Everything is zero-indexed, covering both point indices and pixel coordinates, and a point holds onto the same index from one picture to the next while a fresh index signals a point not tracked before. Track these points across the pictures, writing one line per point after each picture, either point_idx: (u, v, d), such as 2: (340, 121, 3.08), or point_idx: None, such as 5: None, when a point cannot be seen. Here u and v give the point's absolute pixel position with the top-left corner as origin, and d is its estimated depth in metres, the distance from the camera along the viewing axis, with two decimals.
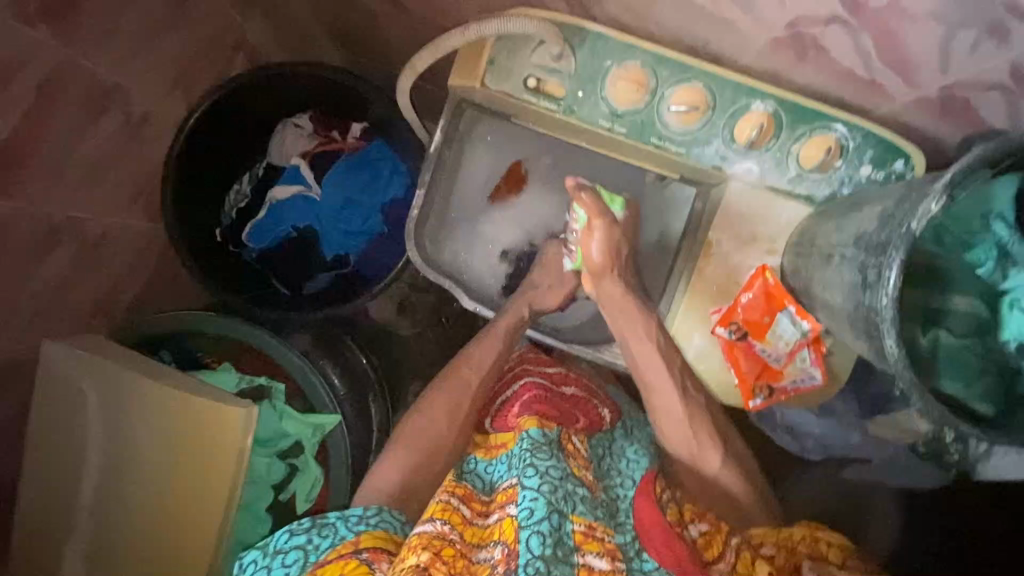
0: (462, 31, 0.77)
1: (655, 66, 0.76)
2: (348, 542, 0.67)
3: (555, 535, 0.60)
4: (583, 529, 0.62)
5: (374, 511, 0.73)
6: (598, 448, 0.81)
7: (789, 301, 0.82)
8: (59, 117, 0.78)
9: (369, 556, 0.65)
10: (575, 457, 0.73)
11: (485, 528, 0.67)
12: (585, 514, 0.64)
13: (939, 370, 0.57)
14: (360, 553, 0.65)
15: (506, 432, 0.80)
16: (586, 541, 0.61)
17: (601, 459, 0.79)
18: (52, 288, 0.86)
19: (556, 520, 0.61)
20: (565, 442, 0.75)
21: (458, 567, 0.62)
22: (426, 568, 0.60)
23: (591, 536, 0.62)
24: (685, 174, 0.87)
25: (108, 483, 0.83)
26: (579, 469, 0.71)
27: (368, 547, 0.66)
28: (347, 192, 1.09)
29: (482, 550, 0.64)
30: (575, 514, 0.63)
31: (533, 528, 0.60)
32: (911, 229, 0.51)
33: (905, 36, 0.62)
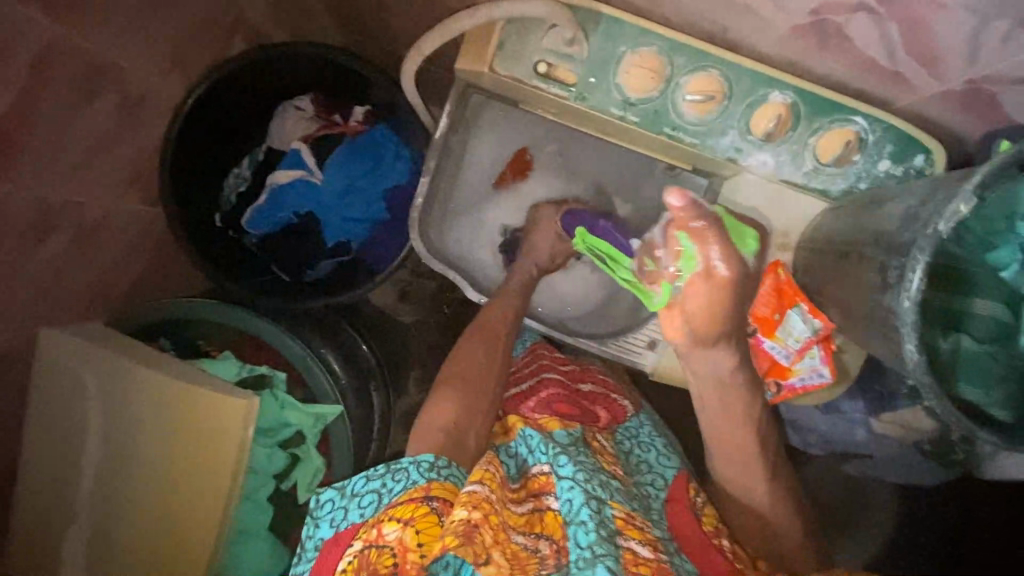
0: (472, 13, 0.74)
1: (671, 53, 0.74)
2: (419, 486, 0.64)
3: (598, 518, 0.61)
4: (623, 515, 0.64)
5: (445, 461, 0.68)
6: (623, 442, 0.82)
7: (801, 299, 0.80)
8: (54, 98, 0.75)
9: (439, 505, 0.62)
10: (603, 454, 0.74)
11: (522, 514, 0.65)
12: (622, 502, 0.65)
13: (961, 375, 0.56)
14: (430, 501, 0.62)
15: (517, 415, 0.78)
16: (629, 528, 0.63)
17: (629, 453, 0.81)
18: (48, 274, 0.84)
19: (596, 506, 0.62)
20: (590, 441, 0.75)
21: (501, 536, 0.59)
22: (477, 526, 0.57)
23: (632, 523, 0.64)
24: (697, 166, 0.84)
25: (107, 472, 0.82)
26: (609, 465, 0.72)
27: (438, 496, 0.63)
28: (349, 177, 1.06)
29: (519, 533, 0.62)
30: (613, 500, 0.64)
31: (576, 521, 0.61)
32: (939, 230, 0.49)
33: (935, 27, 0.60)
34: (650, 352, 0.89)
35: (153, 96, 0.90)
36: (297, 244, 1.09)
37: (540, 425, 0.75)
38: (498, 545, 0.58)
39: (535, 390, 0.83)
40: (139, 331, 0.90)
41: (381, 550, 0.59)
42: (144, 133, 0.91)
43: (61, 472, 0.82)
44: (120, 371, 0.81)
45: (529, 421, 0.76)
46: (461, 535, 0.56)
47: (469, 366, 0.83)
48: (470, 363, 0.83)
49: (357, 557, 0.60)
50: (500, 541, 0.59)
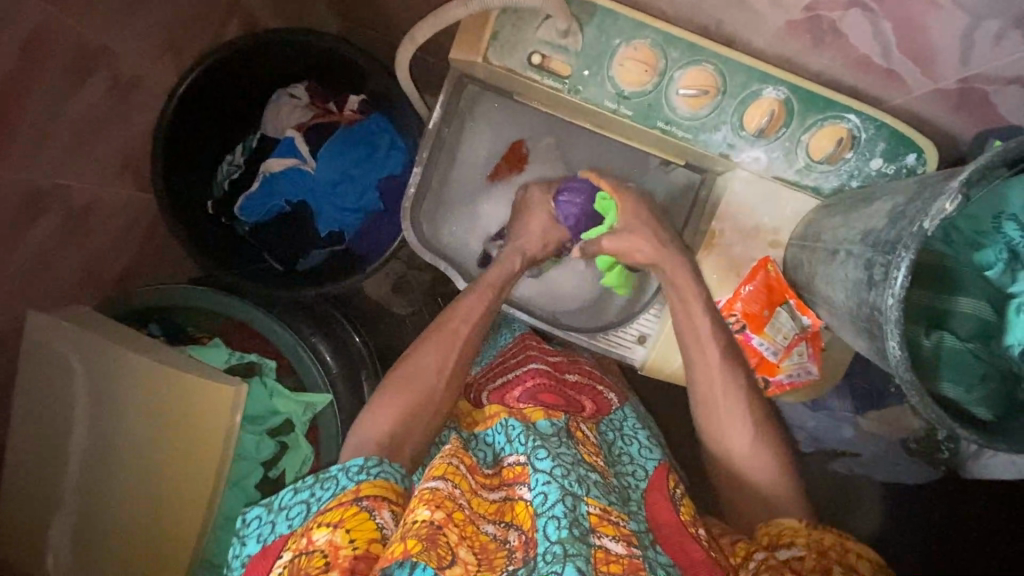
0: (465, 2, 0.73)
1: (665, 47, 0.73)
2: (350, 490, 0.64)
3: (571, 515, 0.60)
4: (598, 511, 0.63)
5: (376, 460, 0.67)
6: (607, 433, 0.83)
7: (790, 295, 0.79)
8: (44, 80, 0.75)
9: (370, 504, 0.62)
10: (585, 444, 0.75)
11: (492, 502, 0.67)
12: (599, 497, 0.65)
13: (941, 372, 0.56)
14: (361, 502, 0.62)
15: (498, 404, 0.80)
16: (603, 524, 0.62)
17: (612, 443, 0.82)
18: (38, 257, 0.84)
19: (571, 502, 0.62)
20: (573, 430, 0.76)
21: (468, 530, 0.62)
22: (440, 527, 0.59)
23: (606, 519, 0.62)
24: (690, 161, 0.84)
25: (95, 455, 0.82)
26: (590, 456, 0.72)
27: (370, 495, 0.63)
28: (343, 167, 1.06)
29: (489, 522, 0.65)
30: (589, 496, 0.64)
31: (547, 515, 0.61)
32: (923, 228, 0.49)
33: (929, 24, 0.60)
34: (639, 346, 0.90)
35: (145, 80, 0.89)
36: (289, 232, 1.08)
37: (525, 415, 0.76)
38: (463, 542, 0.61)
39: (522, 379, 0.83)
40: (127, 317, 0.90)
41: (311, 555, 0.58)
42: (136, 118, 0.91)
43: (48, 456, 0.82)
44: (107, 356, 0.81)
45: (511, 411, 0.77)
46: (425, 539, 0.57)
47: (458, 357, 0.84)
48: (460, 353, 0.83)
49: (287, 567, 0.59)
50: (467, 536, 0.61)
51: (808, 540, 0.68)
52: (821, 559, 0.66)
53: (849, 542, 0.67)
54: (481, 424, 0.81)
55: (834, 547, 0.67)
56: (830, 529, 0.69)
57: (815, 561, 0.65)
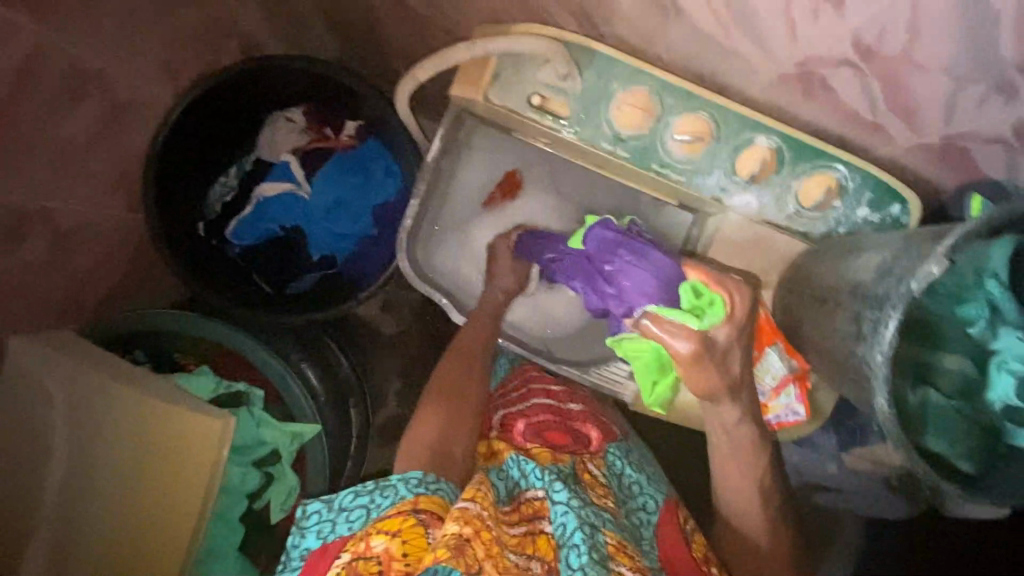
0: (468, 45, 0.75)
1: (662, 93, 0.75)
2: (407, 500, 0.64)
3: (591, 542, 0.62)
4: (615, 542, 0.64)
5: (434, 476, 0.68)
6: (616, 463, 0.81)
7: (778, 338, 0.81)
8: (37, 103, 0.73)
9: (427, 518, 0.62)
10: (594, 487, 0.74)
11: (515, 534, 0.63)
12: (614, 530, 0.66)
13: (926, 427, 0.57)
14: (418, 514, 0.62)
15: (504, 441, 0.79)
16: (620, 554, 0.63)
17: (623, 476, 0.80)
18: (22, 279, 0.82)
19: (588, 530, 0.63)
20: (581, 474, 0.75)
21: (494, 551, 0.58)
22: (468, 540, 0.57)
23: (623, 551, 0.64)
24: (683, 201, 0.86)
25: (73, 485, 0.79)
26: (600, 499, 0.72)
27: (427, 510, 0.63)
28: (339, 193, 1.07)
29: (513, 551, 0.61)
30: (606, 527, 0.66)
31: (569, 544, 0.62)
32: (911, 289, 0.50)
33: (916, 85, 0.62)
34: (630, 381, 0.91)
35: (141, 102, 0.88)
36: (281, 256, 1.09)
37: (529, 454, 0.75)
38: (490, 558, 0.57)
39: (524, 415, 0.83)
40: (114, 344, 0.88)
41: (367, 560, 0.58)
42: (131, 139, 0.90)
43: (23, 486, 0.80)
44: (89, 384, 0.79)
45: (518, 449, 0.76)
46: (452, 548, 0.56)
47: (450, 389, 0.83)
48: (450, 383, 0.83)
49: (344, 569, 0.59)
50: (492, 553, 0.58)
51: None
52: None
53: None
54: (499, 458, 0.76)
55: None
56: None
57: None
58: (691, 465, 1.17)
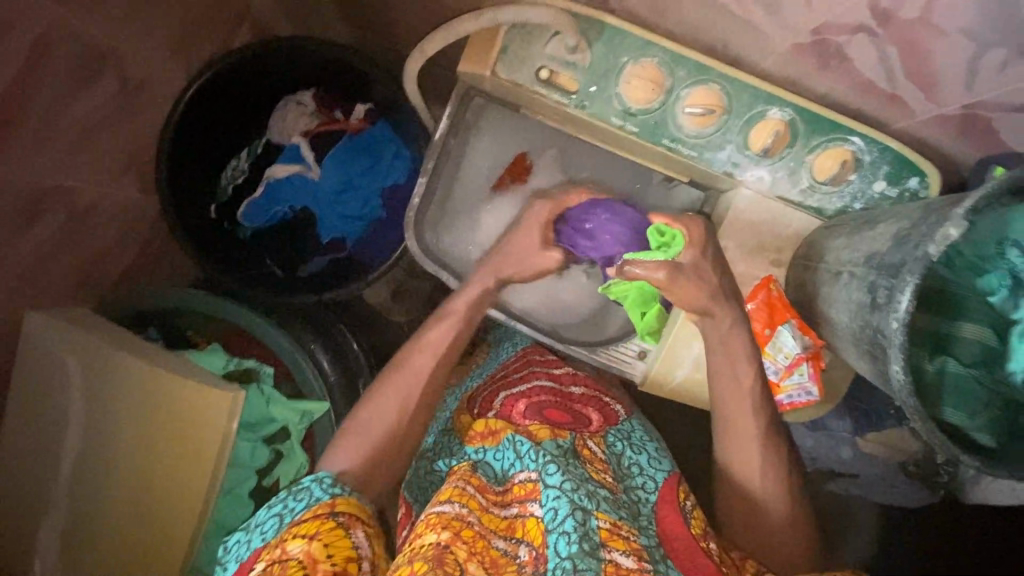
0: (476, 16, 0.74)
1: (672, 66, 0.74)
2: (323, 503, 0.64)
3: (582, 530, 0.60)
4: (608, 526, 0.62)
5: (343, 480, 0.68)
6: (616, 445, 0.79)
7: (790, 315, 0.79)
8: (52, 81, 0.75)
9: (345, 521, 0.63)
10: (592, 462, 0.73)
11: (504, 518, 0.66)
12: (609, 512, 0.64)
13: (945, 399, 0.55)
14: (336, 517, 0.63)
15: (502, 419, 0.77)
16: (613, 539, 0.61)
17: (622, 456, 0.78)
18: (39, 256, 0.83)
19: (580, 517, 0.61)
20: (580, 449, 0.74)
21: (478, 547, 0.61)
22: (448, 546, 0.59)
23: (616, 534, 0.62)
24: (694, 178, 0.84)
25: (88, 458, 0.81)
26: (598, 474, 0.71)
27: (345, 512, 0.64)
28: (347, 174, 1.06)
29: (500, 538, 0.64)
30: (599, 510, 0.63)
31: (558, 531, 0.60)
32: (928, 252, 0.49)
33: (935, 50, 0.60)
34: (639, 362, 0.90)
35: (153, 82, 0.89)
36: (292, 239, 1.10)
37: (529, 432, 0.73)
38: (473, 557, 0.59)
39: (524, 395, 0.81)
40: (125, 320, 0.90)
41: (286, 564, 0.59)
42: (144, 120, 0.91)
43: (40, 459, 0.81)
44: (103, 358, 0.80)
45: (518, 428, 0.75)
46: (432, 559, 0.57)
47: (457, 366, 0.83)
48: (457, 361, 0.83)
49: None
50: (477, 552, 0.60)
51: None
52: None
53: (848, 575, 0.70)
54: (485, 439, 0.76)
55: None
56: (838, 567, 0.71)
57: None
58: (700, 451, 1.16)
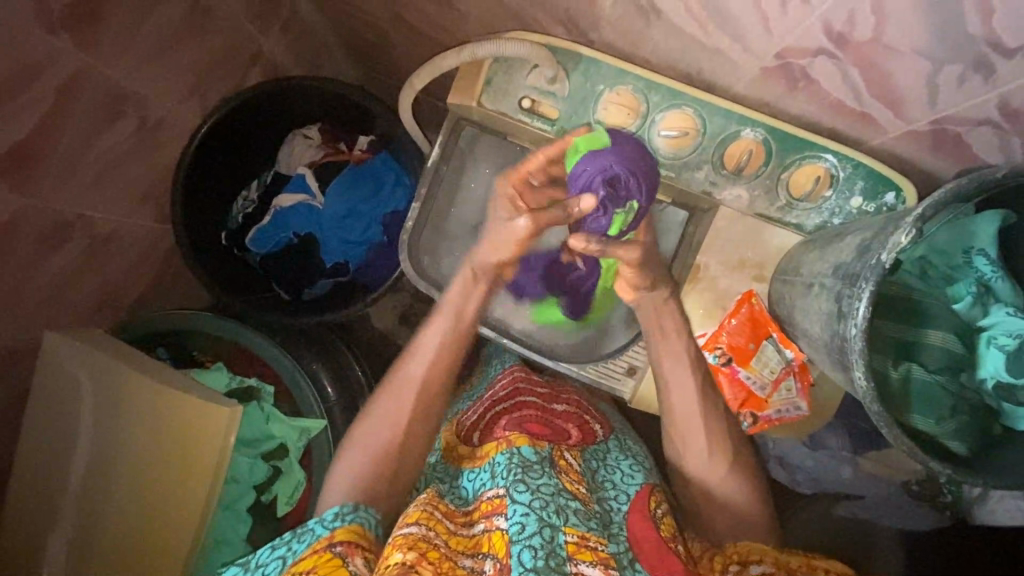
0: (459, 52, 0.79)
1: (647, 92, 0.78)
2: (322, 537, 0.64)
3: (548, 547, 0.60)
4: (575, 539, 0.63)
5: (351, 506, 0.68)
6: (591, 462, 0.80)
7: (773, 329, 0.81)
8: (75, 122, 0.82)
9: (343, 550, 0.63)
10: (566, 473, 0.73)
11: (472, 538, 0.66)
12: (577, 525, 0.64)
13: (911, 405, 0.57)
14: (334, 548, 0.62)
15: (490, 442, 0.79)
16: (580, 551, 0.62)
17: (595, 472, 0.79)
18: (59, 281, 0.89)
19: (548, 534, 0.61)
20: (557, 459, 0.75)
21: (445, 567, 0.60)
22: (413, 566, 0.58)
23: (584, 546, 0.62)
24: (676, 198, 0.87)
25: (97, 470, 0.85)
26: (572, 485, 0.71)
27: (343, 541, 0.63)
28: (350, 202, 1.12)
29: (466, 557, 0.63)
30: (567, 526, 0.64)
31: (524, 542, 0.60)
32: (882, 260, 0.51)
33: (893, 69, 0.62)
34: (628, 378, 0.91)
35: (170, 121, 0.97)
36: (294, 262, 1.14)
37: (509, 443, 0.75)
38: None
39: (508, 413, 0.84)
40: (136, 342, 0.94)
41: None
42: (161, 155, 0.98)
43: (52, 471, 0.86)
44: (113, 377, 0.84)
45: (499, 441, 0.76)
46: None
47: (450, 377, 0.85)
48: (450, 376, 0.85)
49: None
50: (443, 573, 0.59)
51: (776, 556, 0.72)
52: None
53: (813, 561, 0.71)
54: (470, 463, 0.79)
55: (800, 568, 0.70)
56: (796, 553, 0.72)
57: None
58: None
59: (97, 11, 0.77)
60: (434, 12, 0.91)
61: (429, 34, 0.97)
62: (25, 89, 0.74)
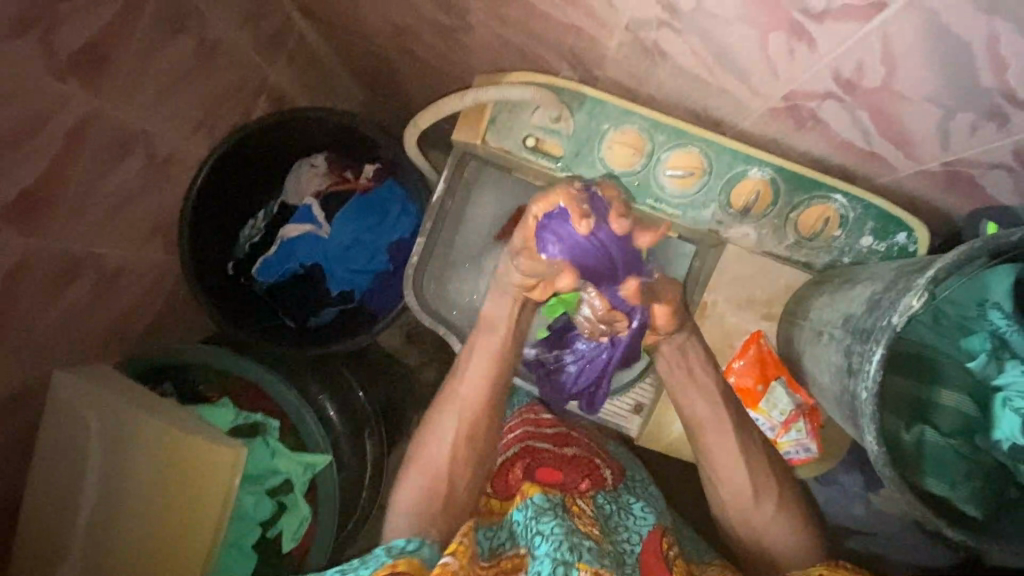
0: (462, 96, 0.80)
1: (652, 131, 0.77)
2: (385, 565, 0.64)
3: None
4: None
5: (415, 542, 0.68)
6: (604, 504, 0.79)
7: (780, 372, 0.80)
8: (84, 161, 0.82)
9: None
10: (580, 517, 0.73)
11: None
12: (591, 561, 0.64)
13: (924, 470, 0.56)
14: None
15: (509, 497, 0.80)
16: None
17: (609, 516, 0.77)
18: (68, 317, 0.90)
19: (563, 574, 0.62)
20: (569, 505, 0.74)
21: None
22: None
23: None
24: (682, 234, 0.86)
25: (106, 504, 0.86)
26: (585, 527, 0.71)
27: (405, 573, 0.63)
28: (355, 232, 1.12)
29: None
30: (581, 562, 0.63)
31: None
32: (893, 322, 0.50)
33: (903, 115, 0.61)
34: (635, 417, 0.91)
35: (177, 155, 0.97)
36: (300, 294, 1.14)
37: (522, 495, 0.74)
38: None
39: (521, 460, 0.84)
40: (143, 377, 0.95)
41: None
42: (168, 189, 0.98)
43: (61, 506, 0.87)
44: (121, 413, 0.85)
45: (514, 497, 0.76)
46: None
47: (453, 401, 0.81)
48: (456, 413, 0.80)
49: None
50: None
51: None
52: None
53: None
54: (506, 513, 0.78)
55: None
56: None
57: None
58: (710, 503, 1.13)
59: (105, 55, 0.78)
60: (439, 45, 0.90)
61: (434, 65, 0.97)
62: (34, 134, 0.75)
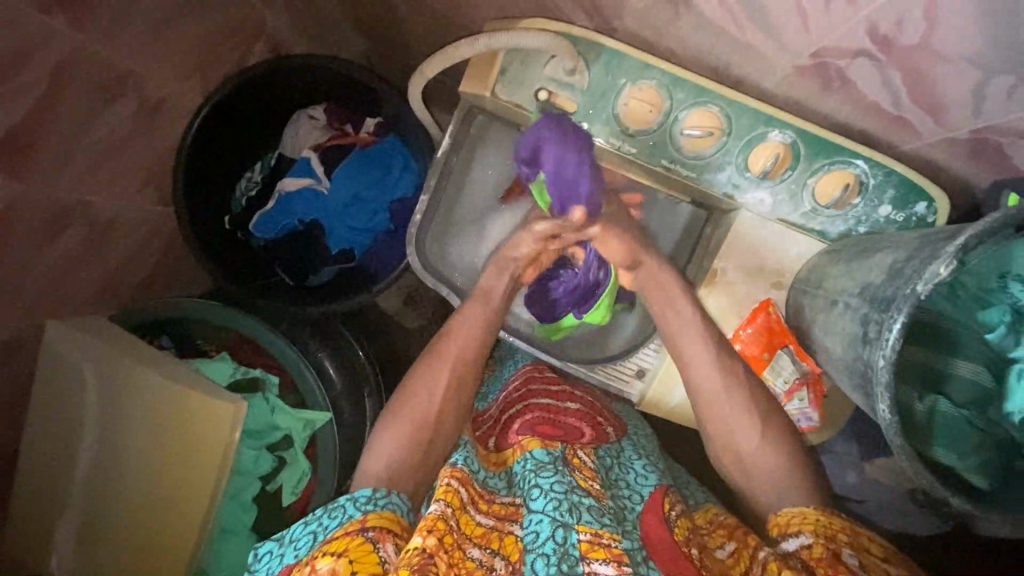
0: (472, 41, 0.76)
1: (671, 88, 0.74)
2: (355, 520, 0.60)
3: (560, 551, 0.58)
4: (589, 537, 0.59)
5: (383, 492, 0.65)
6: (605, 459, 0.77)
7: (790, 340, 0.80)
8: (70, 104, 0.78)
9: (374, 535, 0.58)
10: (581, 470, 0.71)
11: (480, 525, 0.64)
12: (591, 522, 0.60)
13: (934, 439, 0.56)
14: (366, 532, 0.58)
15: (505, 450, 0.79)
16: (594, 550, 0.58)
17: (609, 469, 0.76)
18: (60, 267, 0.88)
19: (560, 534, 0.59)
20: (570, 458, 0.73)
21: (456, 557, 0.58)
22: (433, 554, 0.56)
23: (598, 544, 0.58)
24: (695, 198, 0.84)
25: (104, 456, 0.86)
26: (585, 482, 0.68)
27: (375, 526, 0.59)
28: (355, 189, 1.08)
29: (475, 546, 0.61)
30: (580, 524, 0.60)
31: (536, 551, 0.59)
32: (917, 290, 0.48)
33: (939, 77, 0.58)
34: (636, 381, 0.91)
35: (168, 100, 0.92)
36: (299, 250, 1.12)
37: (522, 449, 0.74)
38: (453, 566, 0.57)
39: (519, 415, 0.83)
40: (140, 330, 0.93)
41: None
42: (160, 136, 0.94)
43: (61, 455, 0.87)
44: (119, 367, 0.85)
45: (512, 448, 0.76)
46: None
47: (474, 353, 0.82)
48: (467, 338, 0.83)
49: None
50: (454, 562, 0.57)
51: (814, 526, 0.63)
52: (832, 544, 0.60)
53: (855, 524, 0.63)
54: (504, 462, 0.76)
55: (843, 531, 0.62)
56: (832, 513, 0.64)
57: (821, 545, 0.60)
58: (706, 470, 1.13)
59: None
60: None
61: (439, 12, 0.92)
62: (18, 73, 0.70)
